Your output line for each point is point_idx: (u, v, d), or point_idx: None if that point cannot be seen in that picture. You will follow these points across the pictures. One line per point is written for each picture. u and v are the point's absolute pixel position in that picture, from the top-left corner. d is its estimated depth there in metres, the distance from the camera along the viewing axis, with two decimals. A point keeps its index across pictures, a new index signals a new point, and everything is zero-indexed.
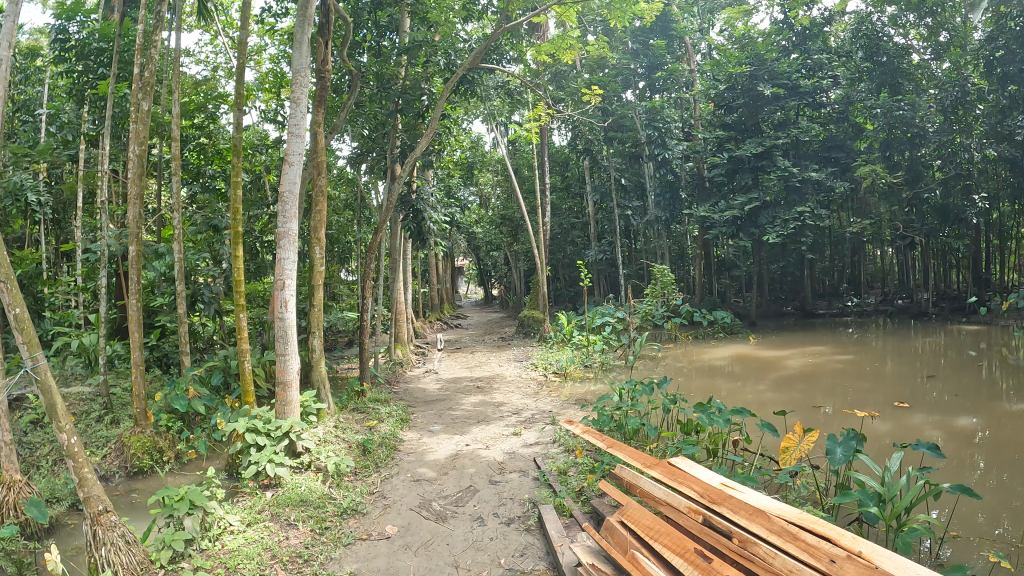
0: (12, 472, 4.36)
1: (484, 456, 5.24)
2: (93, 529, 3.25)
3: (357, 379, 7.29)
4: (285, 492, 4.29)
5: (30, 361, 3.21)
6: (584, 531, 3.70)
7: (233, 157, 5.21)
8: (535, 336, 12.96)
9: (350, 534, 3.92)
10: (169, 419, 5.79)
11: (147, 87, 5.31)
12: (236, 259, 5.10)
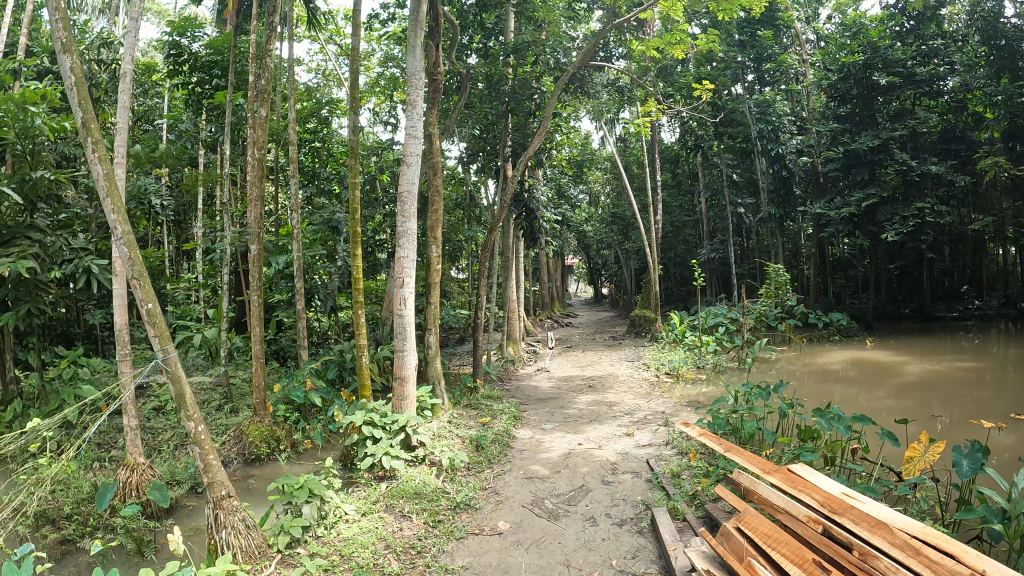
0: (137, 455, 4.65)
1: (597, 455, 5.20)
2: (215, 513, 3.38)
3: (471, 376, 7.41)
4: (400, 484, 4.39)
5: (161, 353, 3.37)
6: (699, 537, 3.59)
7: (350, 159, 5.32)
8: (646, 336, 12.77)
9: (463, 528, 3.97)
10: (287, 409, 6.06)
11: (263, 94, 5.53)
12: (354, 258, 5.23)
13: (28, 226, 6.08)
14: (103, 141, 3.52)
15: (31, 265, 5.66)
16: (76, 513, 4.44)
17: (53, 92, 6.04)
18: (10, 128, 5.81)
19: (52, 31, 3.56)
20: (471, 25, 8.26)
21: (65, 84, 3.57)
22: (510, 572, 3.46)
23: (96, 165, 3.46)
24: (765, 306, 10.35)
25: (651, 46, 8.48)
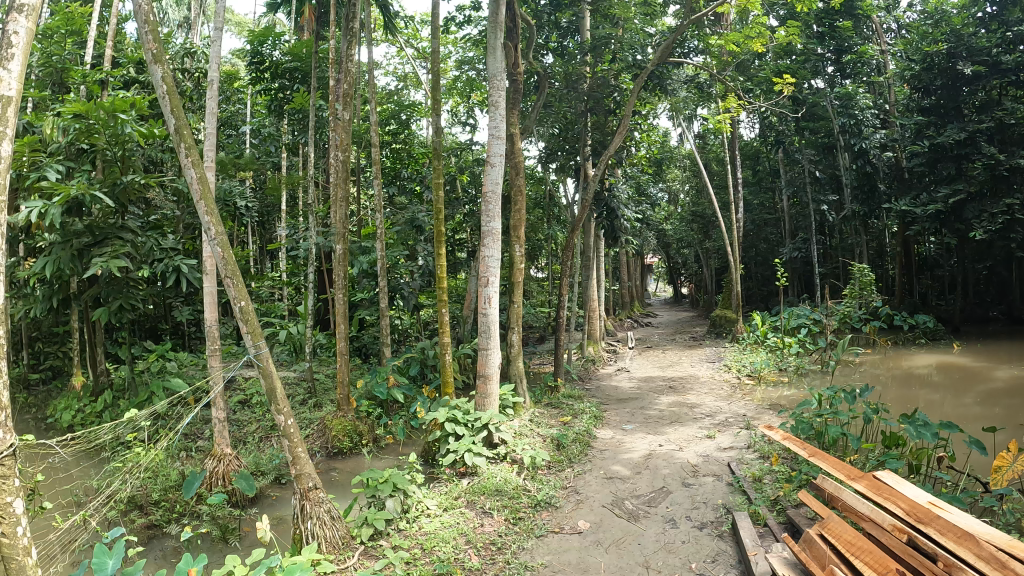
0: (223, 446, 4.86)
1: (678, 457, 5.14)
2: (302, 504, 3.50)
3: (552, 375, 7.46)
4: (481, 480, 4.45)
5: (253, 350, 3.50)
6: (780, 542, 3.51)
7: (434, 160, 5.40)
8: (728, 336, 12.53)
9: (543, 526, 3.99)
10: (370, 405, 6.23)
11: (346, 97, 5.65)
12: (439, 257, 5.32)
13: (120, 227, 6.41)
14: (196, 146, 3.66)
15: (123, 263, 5.99)
16: (163, 500, 4.64)
17: (143, 100, 6.20)
18: (101, 134, 6.12)
19: (142, 42, 3.68)
20: (546, 24, 8.26)
21: (157, 92, 3.70)
22: (590, 572, 3.47)
23: (189, 168, 3.59)
24: (850, 307, 10.01)
25: (730, 41, 8.27)
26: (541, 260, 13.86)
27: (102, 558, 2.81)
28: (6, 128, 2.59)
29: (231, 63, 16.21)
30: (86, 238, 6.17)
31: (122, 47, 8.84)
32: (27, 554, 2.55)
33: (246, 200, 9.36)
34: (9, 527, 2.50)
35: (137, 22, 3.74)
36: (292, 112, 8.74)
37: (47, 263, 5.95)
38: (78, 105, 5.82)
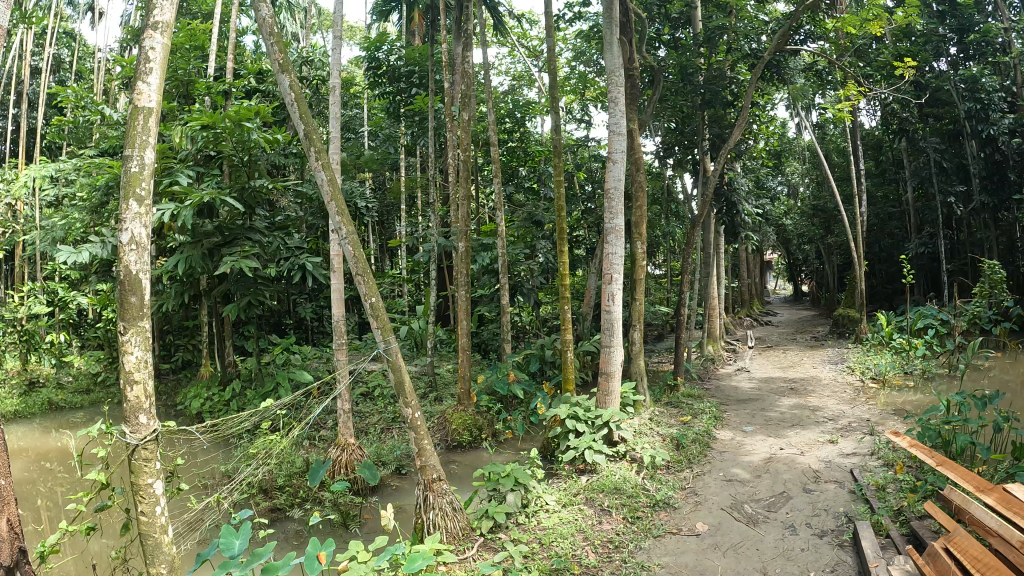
0: (348, 436, 5.04)
1: (799, 462, 4.96)
2: (427, 494, 3.61)
3: (671, 374, 7.53)
4: (599, 479, 4.45)
5: (383, 345, 3.60)
6: (905, 555, 3.32)
7: (556, 157, 5.38)
8: (852, 336, 11.99)
9: (661, 526, 3.94)
10: (489, 400, 6.37)
11: (465, 97, 5.73)
12: (560, 254, 5.29)
13: (248, 228, 6.84)
14: (326, 151, 3.75)
15: (252, 264, 6.38)
16: (287, 485, 4.90)
17: (266, 109, 6.46)
18: (228, 141, 6.51)
19: (268, 51, 3.79)
20: (658, 15, 8.28)
21: (286, 100, 3.82)
22: (708, 574, 3.41)
23: (320, 172, 3.69)
24: (982, 307, 9.34)
25: (848, 23, 7.79)
26: (656, 257, 13.68)
27: (230, 539, 2.87)
28: (150, 137, 2.71)
29: (352, 69, 16.85)
30: (215, 238, 6.66)
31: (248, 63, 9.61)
32: (164, 532, 2.68)
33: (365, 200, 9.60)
34: (149, 506, 2.65)
35: (262, 35, 3.84)
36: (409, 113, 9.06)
37: (180, 260, 6.46)
38: (208, 117, 6.22)
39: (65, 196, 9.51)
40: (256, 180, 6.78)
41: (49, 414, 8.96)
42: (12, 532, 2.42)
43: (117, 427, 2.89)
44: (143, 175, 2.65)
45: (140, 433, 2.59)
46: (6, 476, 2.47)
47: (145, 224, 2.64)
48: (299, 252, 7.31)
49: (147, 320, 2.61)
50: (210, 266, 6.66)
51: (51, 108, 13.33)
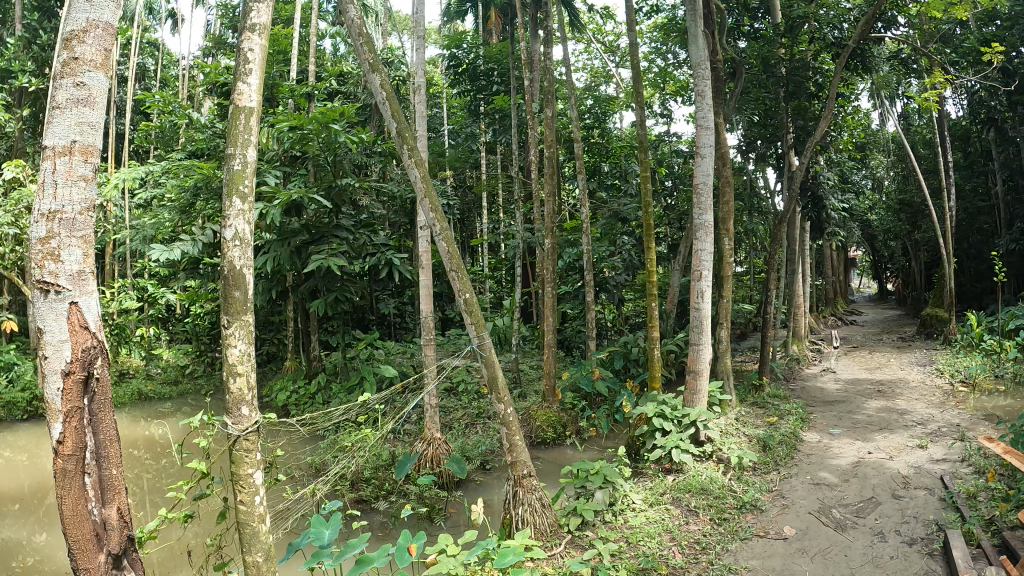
0: (433, 431, 5.47)
1: (887, 467, 4.92)
2: (516, 490, 4.02)
3: (756, 374, 7.74)
4: (684, 479, 4.73)
5: (476, 343, 4.06)
6: (996, 565, 3.21)
7: (640, 154, 6.03)
8: (939, 337, 11.58)
9: (749, 529, 4.12)
10: (575, 396, 7.10)
11: (546, 95, 6.39)
12: (649, 251, 5.87)
13: (334, 227, 7.66)
14: (416, 148, 4.13)
15: (336, 260, 7.12)
16: (372, 478, 5.33)
17: (350, 110, 7.20)
18: (315, 142, 7.26)
19: (359, 54, 4.21)
20: (737, 6, 8.53)
21: (376, 98, 4.16)
22: None
23: (413, 169, 4.10)
24: None
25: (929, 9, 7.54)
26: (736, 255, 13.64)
27: (321, 529, 3.02)
28: (251, 137, 3.06)
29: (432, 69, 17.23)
30: (302, 236, 7.54)
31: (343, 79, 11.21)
32: (261, 521, 2.91)
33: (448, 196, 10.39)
34: (248, 496, 2.87)
35: (350, 36, 4.21)
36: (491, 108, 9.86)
37: (269, 258, 7.41)
38: (295, 120, 6.98)
39: (159, 198, 10.07)
40: (341, 180, 7.55)
41: (140, 405, 10.01)
42: (122, 521, 2.51)
43: (217, 419, 3.18)
44: (244, 173, 2.99)
45: (241, 424, 2.84)
46: (119, 466, 2.54)
47: (246, 221, 2.97)
48: (384, 248, 7.94)
49: (250, 314, 2.91)
50: (297, 262, 7.56)
51: (137, 114, 13.86)
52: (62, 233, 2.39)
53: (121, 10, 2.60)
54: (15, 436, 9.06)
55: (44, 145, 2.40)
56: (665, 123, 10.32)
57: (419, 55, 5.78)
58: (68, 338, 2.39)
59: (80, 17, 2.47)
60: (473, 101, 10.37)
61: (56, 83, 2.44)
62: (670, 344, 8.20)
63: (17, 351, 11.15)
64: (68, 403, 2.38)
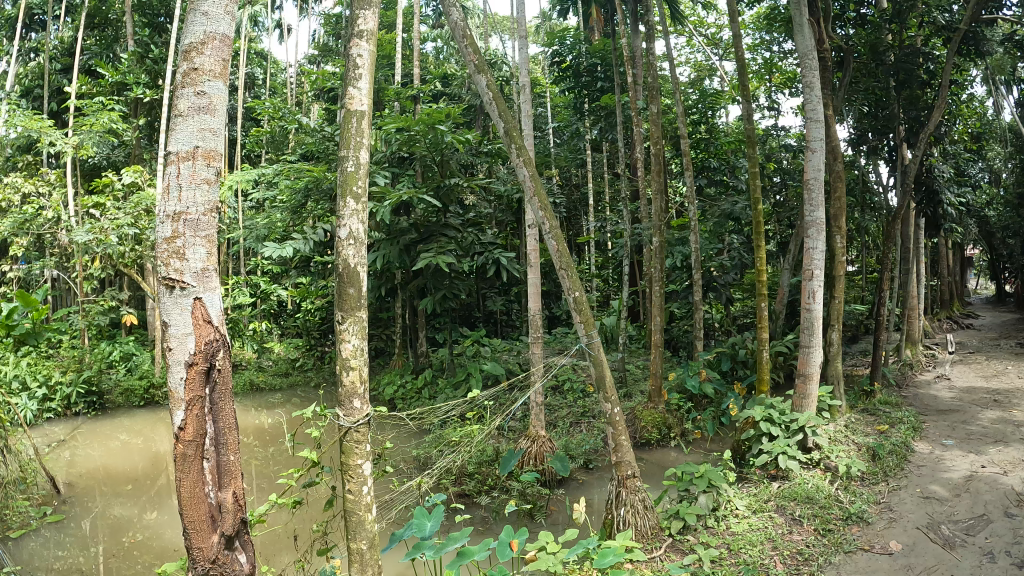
0: (538, 430, 6.00)
1: (1003, 481, 4.80)
2: (622, 490, 4.51)
3: (868, 378, 7.52)
4: (789, 487, 5.01)
5: (586, 344, 4.55)
6: None
7: (750, 150, 6.40)
8: None
9: (853, 542, 4.24)
10: (681, 398, 7.43)
11: (654, 95, 6.84)
12: (758, 250, 6.33)
13: (443, 225, 8.66)
14: (525, 147, 4.50)
15: (447, 258, 8.10)
16: (476, 472, 5.85)
17: (455, 113, 8.02)
18: (422, 142, 8.08)
19: (464, 56, 4.51)
20: None
21: (484, 98, 4.55)
22: None
23: (522, 168, 4.48)
24: None
25: None
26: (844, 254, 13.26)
27: (424, 520, 3.18)
28: (362, 139, 3.28)
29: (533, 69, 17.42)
30: (412, 234, 8.64)
31: (450, 83, 11.68)
32: (367, 511, 3.16)
33: (555, 196, 10.70)
34: (356, 485, 3.14)
35: (455, 37, 4.52)
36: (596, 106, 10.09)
37: (380, 255, 8.53)
38: (405, 122, 7.82)
39: (275, 198, 10.74)
40: (449, 179, 8.52)
41: (251, 394, 10.70)
42: (236, 505, 2.61)
43: (329, 409, 3.46)
44: (356, 174, 3.24)
45: (353, 416, 3.13)
46: (236, 453, 2.66)
47: (359, 220, 3.22)
48: (491, 246, 8.92)
49: (362, 310, 3.16)
50: (405, 259, 8.61)
51: (249, 119, 14.62)
52: (188, 233, 2.55)
53: (236, 23, 2.76)
54: (133, 420, 9.72)
55: (170, 150, 2.57)
56: (773, 116, 10.10)
57: (524, 58, 6.07)
58: (192, 332, 2.54)
59: (198, 30, 2.64)
60: (579, 99, 10.61)
61: (178, 93, 2.60)
62: (778, 347, 8.00)
63: (137, 342, 12.01)
64: (191, 392, 2.52)
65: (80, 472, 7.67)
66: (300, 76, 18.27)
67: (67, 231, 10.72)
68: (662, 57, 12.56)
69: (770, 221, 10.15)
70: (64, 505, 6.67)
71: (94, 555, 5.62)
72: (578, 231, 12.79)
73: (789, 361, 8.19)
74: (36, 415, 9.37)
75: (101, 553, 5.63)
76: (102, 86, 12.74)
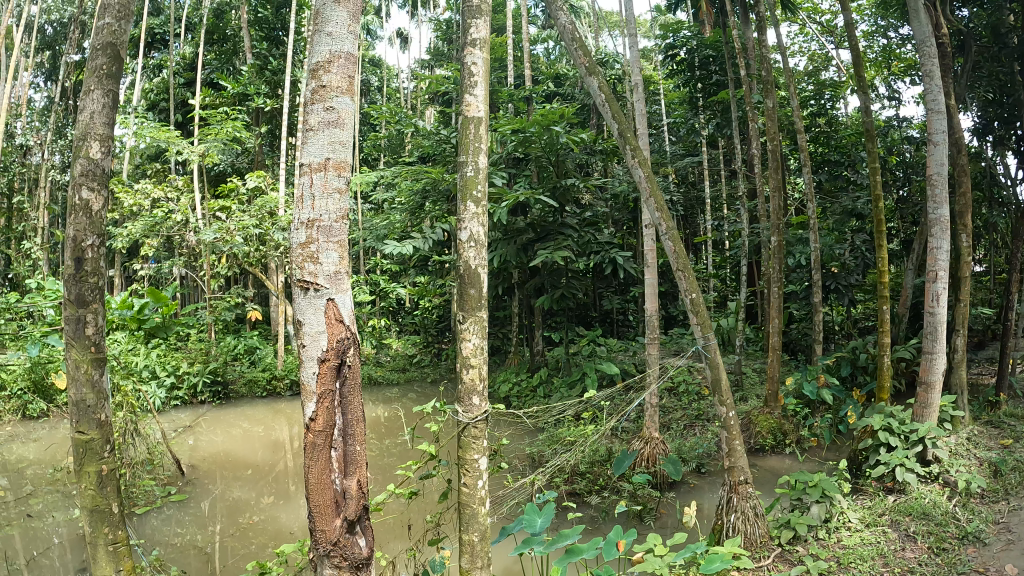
0: (651, 431, 5.96)
1: None
2: (732, 495, 4.45)
3: (994, 388, 7.04)
4: (907, 501, 4.78)
5: (703, 346, 4.52)
6: None
7: (870, 142, 6.14)
8: None
9: (967, 563, 4.04)
10: (797, 403, 7.23)
11: (769, 88, 6.66)
12: (880, 249, 6.03)
13: (560, 224, 8.84)
14: (639, 147, 4.48)
15: (565, 254, 8.29)
16: (589, 472, 5.92)
17: (569, 112, 8.12)
18: (537, 143, 8.27)
19: (574, 58, 4.56)
20: None
21: (596, 101, 4.58)
22: None
23: (637, 168, 4.47)
24: None
25: None
26: (977, 254, 12.39)
27: (533, 516, 3.24)
28: (480, 144, 3.41)
29: (644, 66, 17.16)
30: (529, 234, 8.89)
31: (561, 83, 11.76)
32: (481, 504, 3.28)
33: (671, 192, 10.57)
34: (471, 479, 3.27)
35: (564, 41, 4.59)
36: (712, 100, 9.89)
37: (499, 254, 8.87)
38: (520, 123, 8.04)
39: (393, 199, 11.16)
40: (565, 180, 8.63)
41: (369, 387, 11.14)
42: (360, 493, 2.70)
43: (448, 404, 3.62)
44: (476, 179, 3.40)
45: (472, 412, 3.27)
46: (363, 444, 2.76)
47: (480, 223, 3.37)
48: (608, 246, 8.95)
49: (482, 310, 3.31)
50: (523, 257, 8.93)
51: (365, 123, 15.22)
52: (321, 238, 2.66)
53: (360, 40, 2.86)
54: (255, 409, 10.31)
55: (303, 163, 2.69)
56: (894, 106, 9.58)
57: (635, 53, 6.02)
58: (325, 329, 2.65)
59: (323, 50, 2.74)
60: (694, 94, 10.47)
61: (309, 108, 2.71)
62: (899, 351, 7.65)
63: (261, 337, 12.74)
64: (322, 385, 2.64)
65: (203, 456, 8.17)
66: (413, 80, 18.75)
67: (195, 233, 11.45)
68: (776, 48, 12.19)
69: (893, 218, 9.68)
70: (186, 486, 7.12)
71: (212, 533, 5.98)
72: (694, 231, 12.56)
73: (911, 368, 7.77)
74: (165, 402, 10.01)
75: (218, 532, 5.98)
76: (226, 96, 13.48)
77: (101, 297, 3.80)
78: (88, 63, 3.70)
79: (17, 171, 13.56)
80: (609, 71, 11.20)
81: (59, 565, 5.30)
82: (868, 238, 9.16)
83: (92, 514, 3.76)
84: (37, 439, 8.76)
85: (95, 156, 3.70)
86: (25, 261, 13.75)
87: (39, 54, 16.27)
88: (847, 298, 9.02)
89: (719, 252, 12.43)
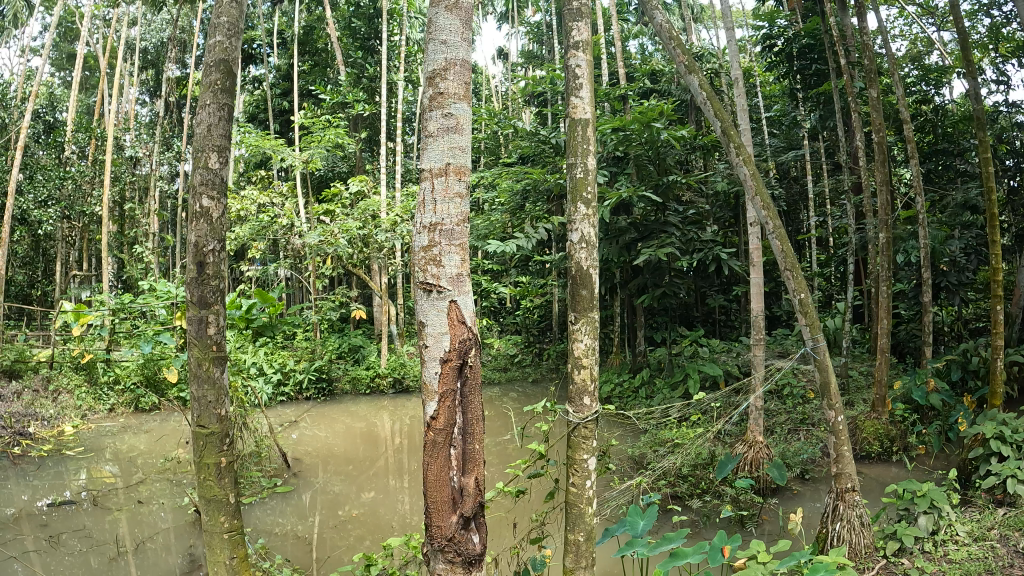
0: (755, 435, 5.84)
1: None
2: (837, 503, 4.32)
3: None
4: (1018, 514, 4.48)
5: (809, 347, 4.38)
6: None
7: (981, 131, 5.77)
8: None
9: None
10: (906, 408, 6.92)
11: (871, 76, 6.36)
12: (993, 245, 5.67)
13: (664, 223, 8.77)
14: (743, 144, 4.38)
15: (666, 252, 8.23)
16: (691, 475, 5.84)
17: (667, 109, 8.01)
18: (637, 140, 8.21)
19: (672, 57, 4.49)
20: None
21: (697, 98, 4.50)
22: None
23: (741, 166, 4.38)
24: None
25: None
26: None
27: (636, 518, 3.24)
28: (588, 146, 3.44)
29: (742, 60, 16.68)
30: (629, 233, 8.86)
31: (657, 79, 11.60)
32: (588, 504, 3.30)
33: (771, 189, 10.27)
34: (579, 479, 3.30)
35: (662, 39, 4.54)
36: (813, 92, 9.53)
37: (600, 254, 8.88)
38: (619, 121, 8.01)
39: (488, 200, 11.30)
40: (665, 178, 8.54)
41: None
42: (477, 490, 2.76)
43: (558, 405, 3.65)
44: (586, 180, 3.42)
45: (582, 413, 3.30)
46: (481, 442, 2.81)
47: (590, 224, 3.41)
48: (710, 244, 8.79)
49: (595, 310, 3.34)
50: (624, 257, 8.91)
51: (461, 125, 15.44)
52: (443, 241, 2.73)
53: (472, 47, 2.92)
54: (357, 406, 10.65)
55: (424, 168, 2.79)
56: (1002, 91, 8.99)
57: (732, 45, 5.87)
58: (447, 331, 2.72)
59: (439, 58, 2.82)
60: (796, 86, 10.14)
61: (428, 115, 2.81)
62: (1013, 355, 7.19)
63: (363, 335, 13.15)
64: (444, 385, 2.71)
65: (307, 450, 8.49)
66: (508, 82, 18.86)
67: (300, 235, 11.91)
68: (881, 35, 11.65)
69: (1007, 211, 9.08)
70: (292, 478, 7.43)
71: (311, 524, 6.21)
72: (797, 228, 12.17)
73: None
74: (272, 397, 10.46)
75: (318, 524, 6.19)
76: (325, 105, 13.93)
77: (222, 298, 4.00)
78: (202, 79, 3.90)
79: (129, 180, 14.38)
80: (706, 65, 10.97)
81: (166, 549, 5.63)
82: (981, 233, 8.64)
83: (209, 503, 3.97)
84: (149, 430, 9.31)
85: (212, 166, 3.90)
86: (139, 265, 14.57)
87: (146, 70, 17.15)
88: (957, 298, 8.57)
89: (825, 250, 11.98)
